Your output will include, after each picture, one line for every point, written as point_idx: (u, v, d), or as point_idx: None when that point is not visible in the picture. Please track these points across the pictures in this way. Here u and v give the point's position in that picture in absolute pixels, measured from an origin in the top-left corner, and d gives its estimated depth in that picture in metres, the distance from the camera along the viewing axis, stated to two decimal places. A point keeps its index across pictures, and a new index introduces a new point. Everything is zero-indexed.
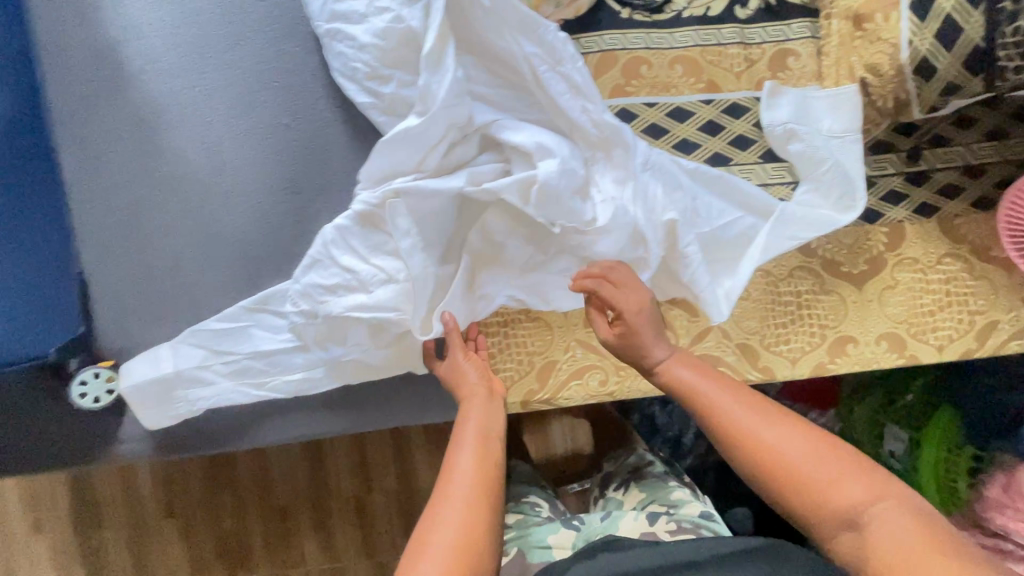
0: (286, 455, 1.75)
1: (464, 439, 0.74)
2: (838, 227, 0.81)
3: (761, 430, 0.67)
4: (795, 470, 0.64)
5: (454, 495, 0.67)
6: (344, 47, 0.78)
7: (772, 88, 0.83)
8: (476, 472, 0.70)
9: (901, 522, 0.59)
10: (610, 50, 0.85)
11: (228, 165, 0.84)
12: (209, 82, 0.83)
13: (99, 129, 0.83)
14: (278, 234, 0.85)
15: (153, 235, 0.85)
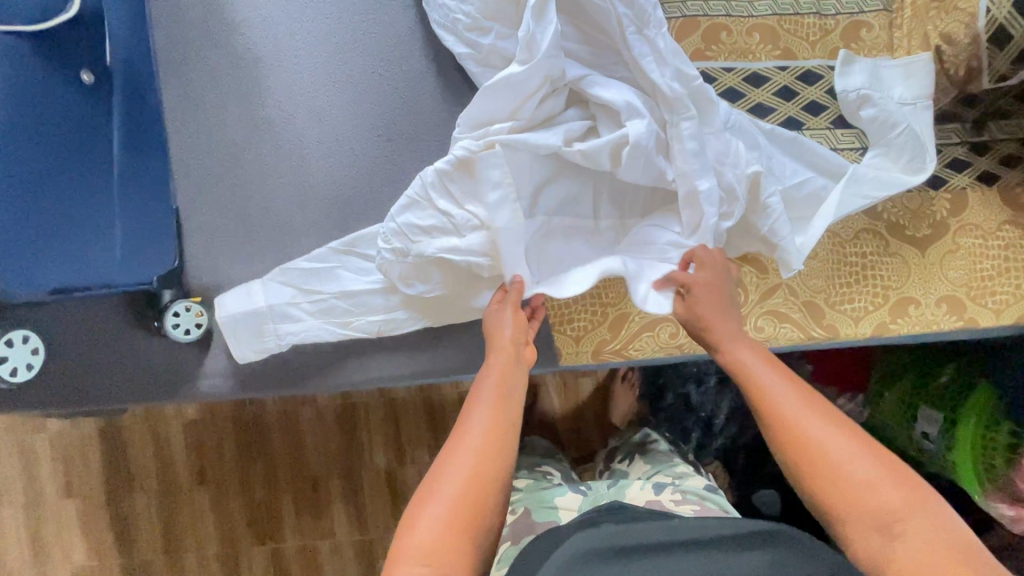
0: (321, 425, 1.75)
1: (481, 399, 0.74)
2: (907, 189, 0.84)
3: (804, 421, 0.66)
4: (834, 461, 0.63)
5: (468, 450, 0.69)
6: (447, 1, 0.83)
7: (846, 56, 0.87)
8: (490, 431, 0.71)
9: (928, 544, 0.57)
10: (692, 15, 0.89)
11: (326, 111, 0.88)
12: (310, 33, 0.88)
13: (202, 72, 0.87)
14: (370, 178, 0.89)
15: (250, 174, 0.88)
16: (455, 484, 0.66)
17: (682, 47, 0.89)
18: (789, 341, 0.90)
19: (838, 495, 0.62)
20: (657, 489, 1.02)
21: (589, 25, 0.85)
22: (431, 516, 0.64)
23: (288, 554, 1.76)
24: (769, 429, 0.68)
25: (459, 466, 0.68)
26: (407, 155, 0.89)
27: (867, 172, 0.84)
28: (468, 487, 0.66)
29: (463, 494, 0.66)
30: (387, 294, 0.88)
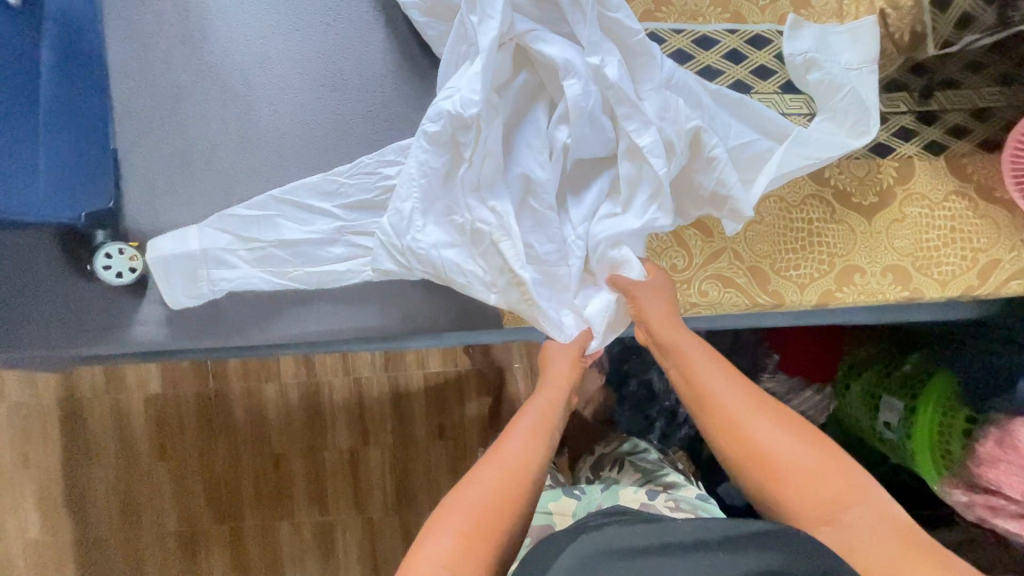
0: (284, 403, 1.72)
1: (521, 426, 0.77)
2: (851, 152, 0.83)
3: (751, 423, 0.72)
4: (782, 461, 0.69)
5: (500, 468, 0.71)
6: None
7: (794, 20, 0.87)
8: (525, 456, 0.73)
9: (870, 527, 0.64)
10: None
11: (271, 60, 0.88)
12: None
13: (150, 19, 0.87)
14: (313, 129, 0.88)
15: (192, 120, 0.87)
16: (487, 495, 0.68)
17: (631, 9, 0.89)
18: (734, 306, 0.89)
19: (786, 493, 0.68)
20: (650, 494, 0.99)
21: None
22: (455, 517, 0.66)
23: (247, 534, 1.73)
24: (717, 433, 0.74)
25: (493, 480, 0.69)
26: (354, 107, 0.88)
27: (811, 135, 0.84)
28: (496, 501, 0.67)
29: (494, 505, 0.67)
30: (327, 244, 0.87)
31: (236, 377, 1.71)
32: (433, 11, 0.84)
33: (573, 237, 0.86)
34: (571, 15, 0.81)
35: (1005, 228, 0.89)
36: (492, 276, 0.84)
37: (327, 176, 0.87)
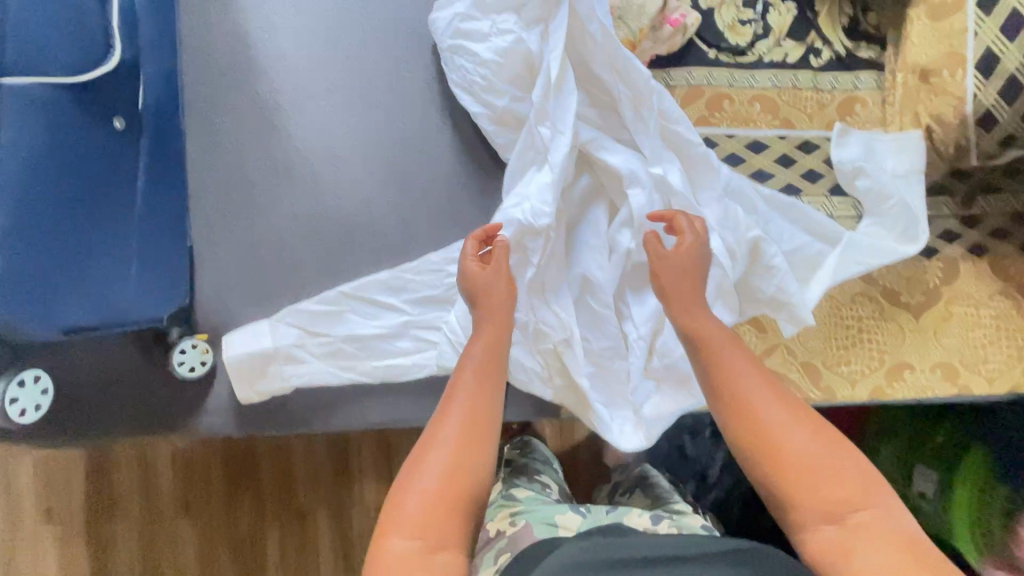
0: (313, 460, 1.70)
1: (465, 373, 0.68)
2: (902, 257, 0.87)
3: (763, 411, 0.63)
4: (794, 461, 0.60)
5: (450, 439, 0.63)
6: (465, 62, 0.86)
7: (841, 129, 0.92)
8: (472, 416, 0.65)
9: (867, 532, 0.57)
10: (696, 85, 0.94)
11: (342, 159, 0.91)
12: (331, 85, 0.91)
13: (224, 114, 0.90)
14: (381, 226, 0.91)
15: (264, 215, 0.90)
16: (438, 460, 0.61)
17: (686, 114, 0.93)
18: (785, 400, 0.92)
19: (795, 494, 0.59)
20: (653, 521, 0.88)
21: (596, 91, 0.89)
22: (416, 493, 0.60)
23: None
24: (726, 418, 0.65)
25: (443, 442, 0.62)
26: (421, 205, 0.92)
27: (863, 240, 0.88)
28: (449, 476, 0.61)
29: (450, 470, 0.61)
30: (393, 338, 0.89)
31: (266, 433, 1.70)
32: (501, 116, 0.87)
33: (633, 336, 0.87)
34: (634, 127, 0.86)
35: None
36: (551, 373, 0.86)
37: (394, 272, 0.90)
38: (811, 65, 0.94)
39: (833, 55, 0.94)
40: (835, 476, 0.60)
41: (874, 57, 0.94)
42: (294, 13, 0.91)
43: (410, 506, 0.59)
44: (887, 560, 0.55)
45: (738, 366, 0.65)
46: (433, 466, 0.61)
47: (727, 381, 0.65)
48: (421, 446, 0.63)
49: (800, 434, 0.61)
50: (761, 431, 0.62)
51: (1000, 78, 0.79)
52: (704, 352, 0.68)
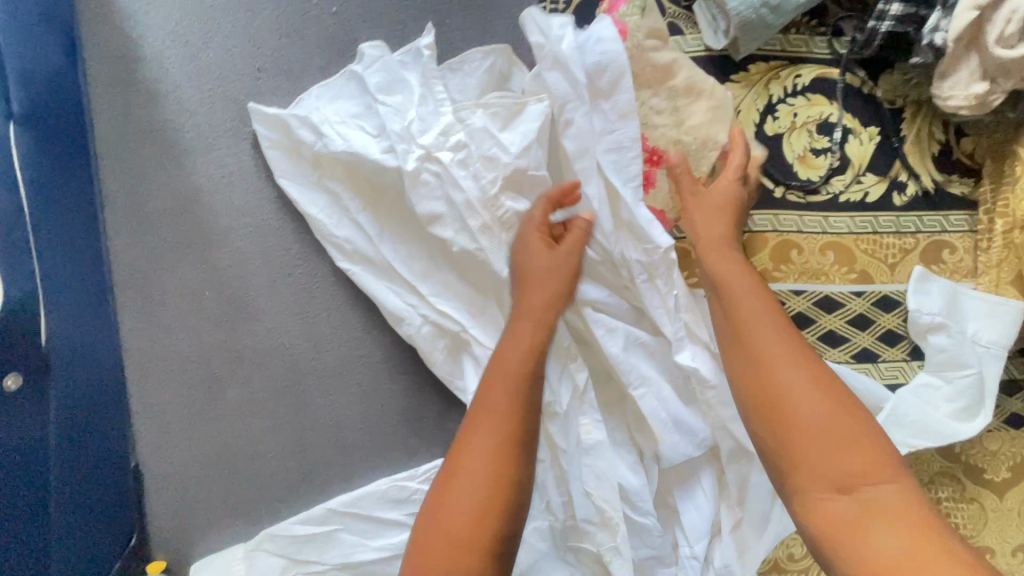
0: None
1: (526, 317, 0.64)
2: (957, 438, 0.73)
3: (765, 346, 0.56)
4: (801, 414, 0.52)
5: (493, 424, 0.58)
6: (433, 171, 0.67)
7: (921, 273, 0.77)
8: (532, 356, 0.63)
9: (890, 512, 0.47)
10: (759, 232, 0.77)
11: (325, 339, 0.72)
12: (307, 245, 0.71)
13: (167, 292, 0.70)
14: (379, 419, 0.73)
15: (227, 414, 0.72)
16: (488, 425, 0.58)
17: None
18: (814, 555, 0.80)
19: (800, 454, 0.51)
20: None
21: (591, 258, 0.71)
22: (464, 489, 0.54)
23: None
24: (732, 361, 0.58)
25: (495, 399, 0.59)
26: (431, 393, 0.74)
27: (908, 411, 0.73)
28: (511, 406, 0.59)
29: (506, 439, 0.57)
30: (398, 559, 0.71)
31: None
32: (430, 278, 0.70)
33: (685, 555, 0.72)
34: (649, 299, 0.69)
35: None
36: None
37: (394, 481, 0.72)
38: (894, 204, 0.78)
39: (921, 191, 0.79)
40: (843, 427, 0.51)
41: (967, 193, 0.79)
42: (249, 155, 0.70)
43: (463, 484, 0.54)
44: (895, 540, 0.45)
45: (738, 288, 0.61)
46: (482, 448, 0.56)
47: (733, 313, 0.59)
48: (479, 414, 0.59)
49: (790, 368, 0.54)
50: (761, 373, 0.55)
51: None
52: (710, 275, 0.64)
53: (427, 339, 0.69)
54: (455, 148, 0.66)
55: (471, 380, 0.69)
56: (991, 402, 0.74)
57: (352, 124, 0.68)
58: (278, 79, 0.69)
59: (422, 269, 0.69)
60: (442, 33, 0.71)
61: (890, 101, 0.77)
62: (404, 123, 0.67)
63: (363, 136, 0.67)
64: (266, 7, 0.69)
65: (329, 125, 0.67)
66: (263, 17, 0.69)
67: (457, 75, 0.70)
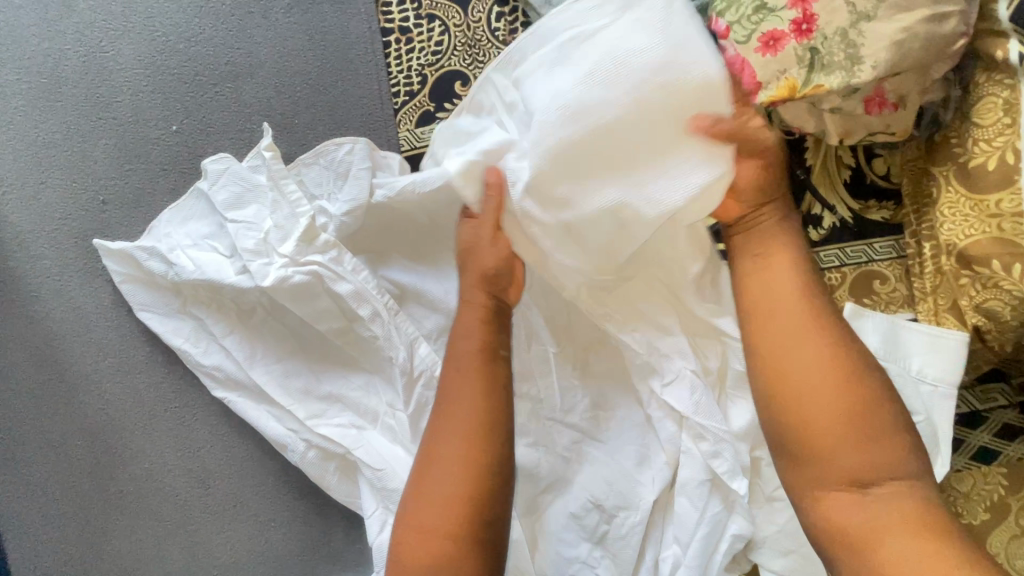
0: None
1: (463, 383, 0.50)
2: None
3: (777, 312, 0.50)
4: (811, 398, 0.48)
5: (450, 451, 0.49)
6: (299, 275, 0.61)
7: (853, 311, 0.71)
8: (474, 432, 0.49)
9: (895, 515, 0.45)
10: None
11: (213, 471, 0.68)
12: (180, 375, 0.67)
13: (40, 447, 0.67)
14: (282, 551, 0.68)
15: (119, 565, 0.67)
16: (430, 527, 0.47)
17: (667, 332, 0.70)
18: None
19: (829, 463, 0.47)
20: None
21: None
22: (434, 495, 0.48)
23: None
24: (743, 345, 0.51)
25: (437, 507, 0.47)
26: (334, 517, 0.69)
27: None
28: (445, 496, 0.47)
29: (473, 446, 0.49)
30: None
31: None
32: (312, 397, 0.65)
33: None
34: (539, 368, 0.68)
35: None
36: None
37: None
38: (810, 239, 0.72)
39: (837, 221, 0.73)
40: (824, 393, 0.48)
41: (889, 216, 0.73)
42: (105, 292, 0.66)
43: (426, 509, 0.48)
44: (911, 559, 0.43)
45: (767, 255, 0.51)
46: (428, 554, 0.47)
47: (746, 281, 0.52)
48: (410, 516, 0.48)
49: (798, 330, 0.49)
50: (779, 375, 0.49)
51: None
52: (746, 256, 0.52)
53: (315, 463, 0.65)
54: (325, 248, 0.62)
55: (366, 501, 0.64)
56: (946, 450, 0.67)
57: (205, 245, 0.63)
58: (126, 209, 0.66)
59: (302, 386, 0.65)
60: (293, 136, 0.69)
61: (800, 129, 0.67)
62: (260, 236, 0.62)
63: (215, 258, 0.62)
64: (104, 138, 0.67)
65: (181, 250, 0.62)
66: (103, 148, 0.67)
67: (312, 166, 0.66)
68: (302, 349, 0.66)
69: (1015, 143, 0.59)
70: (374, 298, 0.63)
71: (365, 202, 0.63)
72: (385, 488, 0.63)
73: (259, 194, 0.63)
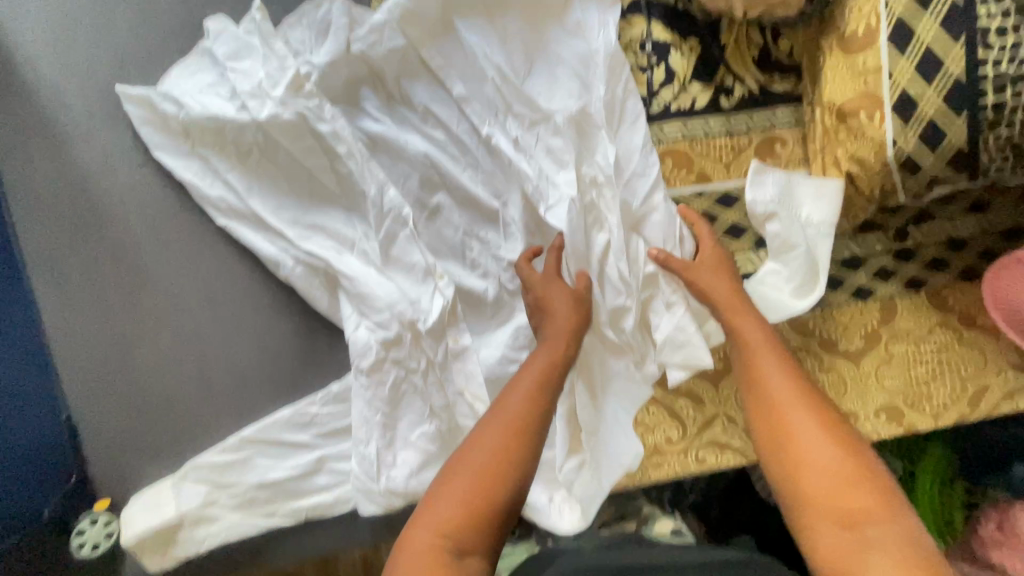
0: None
1: (517, 391, 0.70)
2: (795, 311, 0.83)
3: (773, 388, 0.68)
4: (813, 458, 0.61)
5: (503, 411, 0.68)
6: (288, 114, 0.75)
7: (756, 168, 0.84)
8: (510, 431, 0.65)
9: (879, 540, 0.55)
10: (672, 142, 0.85)
11: (220, 292, 0.82)
12: (189, 208, 0.80)
13: (74, 266, 0.80)
14: (280, 358, 0.83)
15: (146, 367, 0.81)
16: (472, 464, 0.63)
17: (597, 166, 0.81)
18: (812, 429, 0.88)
19: (809, 487, 0.60)
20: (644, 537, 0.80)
21: (441, 177, 0.82)
22: (480, 447, 0.64)
23: None
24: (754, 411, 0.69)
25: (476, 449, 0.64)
26: (319, 331, 0.83)
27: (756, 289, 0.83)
28: (489, 461, 0.63)
29: (509, 435, 0.65)
30: (309, 475, 0.83)
31: None
32: (299, 224, 0.79)
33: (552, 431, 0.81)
34: (490, 207, 0.83)
35: (991, 351, 0.89)
36: None
37: (297, 409, 0.82)
38: (722, 107, 0.85)
39: (746, 92, 0.85)
40: (808, 436, 0.63)
41: (791, 88, 0.86)
42: (127, 135, 0.79)
43: (477, 447, 0.64)
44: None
45: (773, 386, 0.68)
46: (466, 471, 0.63)
47: (760, 392, 0.69)
48: (457, 467, 0.63)
49: (813, 442, 0.63)
50: (778, 430, 0.65)
51: (919, 123, 0.70)
52: (738, 342, 0.74)
53: (303, 278, 0.79)
54: (310, 96, 0.76)
55: (345, 308, 0.79)
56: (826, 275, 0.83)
57: (210, 92, 0.76)
58: (142, 66, 0.79)
59: (291, 216, 0.79)
60: (283, 8, 0.82)
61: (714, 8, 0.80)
62: (255, 82, 0.75)
63: (219, 101, 0.76)
64: (121, 5, 0.79)
65: (190, 96, 0.76)
66: (121, 14, 0.79)
67: (297, 30, 0.79)
68: (291, 186, 0.80)
69: (877, 10, 0.71)
70: (350, 141, 0.77)
71: (343, 53, 0.78)
72: (360, 296, 0.78)
73: (253, 49, 0.76)
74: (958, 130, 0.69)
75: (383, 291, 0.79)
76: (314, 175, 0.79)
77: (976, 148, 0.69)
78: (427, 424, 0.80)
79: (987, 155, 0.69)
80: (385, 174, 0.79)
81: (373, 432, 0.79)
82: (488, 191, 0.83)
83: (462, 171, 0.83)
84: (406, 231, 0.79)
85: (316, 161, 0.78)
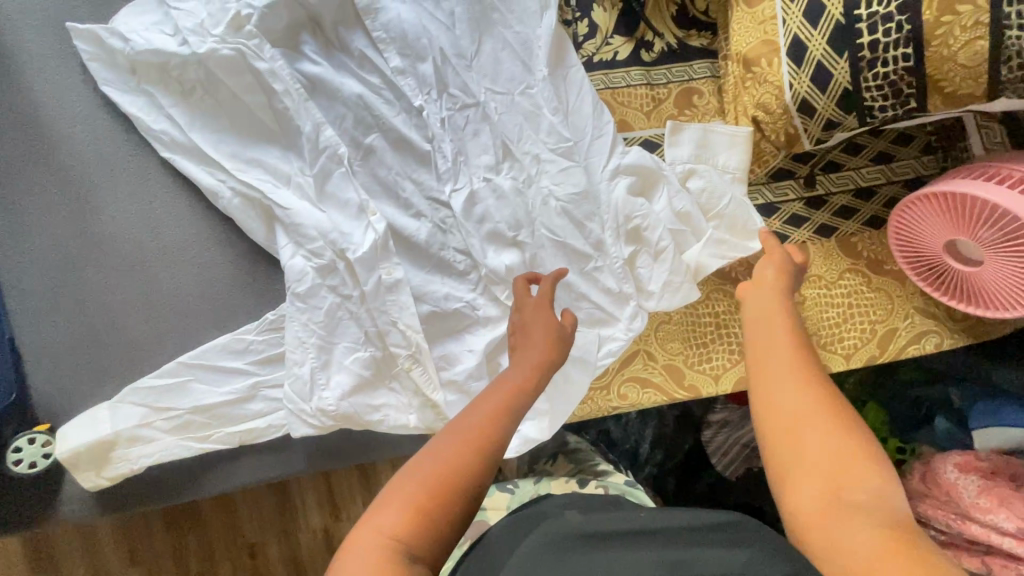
0: (227, 534, 1.41)
1: (477, 407, 0.65)
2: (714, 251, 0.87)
3: (774, 362, 0.63)
4: (815, 451, 0.58)
5: (459, 424, 0.64)
6: (227, 50, 0.80)
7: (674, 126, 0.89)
8: (460, 447, 0.62)
9: (877, 548, 0.52)
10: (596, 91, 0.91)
11: (163, 223, 0.86)
12: (136, 142, 0.85)
13: (23, 195, 0.84)
14: (219, 288, 0.87)
15: (89, 292, 0.85)
16: (406, 495, 0.58)
17: (521, 111, 0.87)
18: (720, 377, 0.92)
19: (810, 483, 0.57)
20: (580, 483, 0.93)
21: (376, 117, 0.87)
22: (428, 456, 0.61)
23: None
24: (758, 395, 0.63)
25: (411, 478, 0.59)
26: (257, 263, 0.88)
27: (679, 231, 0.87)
28: (420, 485, 0.59)
29: (460, 451, 0.61)
30: (244, 401, 0.86)
31: (197, 545, 1.41)
32: (239, 157, 0.84)
33: (466, 355, 0.87)
34: (422, 147, 0.88)
35: (898, 297, 0.94)
36: (405, 400, 0.86)
37: (232, 335, 0.86)
38: (642, 60, 0.92)
39: (665, 47, 0.92)
40: (821, 430, 0.59)
41: (707, 44, 0.92)
42: (76, 73, 0.84)
43: (425, 454, 0.61)
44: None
45: (782, 364, 0.63)
46: (398, 500, 0.58)
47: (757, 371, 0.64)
48: (406, 470, 0.61)
49: (819, 432, 0.59)
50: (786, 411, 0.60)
51: (810, 66, 0.76)
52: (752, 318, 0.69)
53: (240, 209, 0.84)
54: (249, 35, 0.81)
55: (281, 238, 0.84)
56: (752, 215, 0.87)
57: (154, 29, 0.81)
58: (95, 9, 0.85)
59: (231, 151, 0.84)
60: None
61: None
62: (197, 21, 0.81)
63: (162, 37, 0.81)
64: None
65: (135, 33, 0.81)
66: None
67: None
68: (232, 122, 0.84)
69: None
70: (286, 80, 0.82)
71: None
72: (294, 225, 0.83)
73: None
74: (842, 71, 0.74)
75: (316, 220, 0.83)
76: (254, 110, 0.84)
77: (859, 87, 0.74)
78: (361, 351, 0.85)
79: (870, 94, 0.74)
80: (322, 115, 0.84)
81: (306, 355, 0.83)
82: (420, 133, 0.88)
83: (395, 114, 0.87)
84: (339, 168, 0.84)
85: (255, 97, 0.83)
